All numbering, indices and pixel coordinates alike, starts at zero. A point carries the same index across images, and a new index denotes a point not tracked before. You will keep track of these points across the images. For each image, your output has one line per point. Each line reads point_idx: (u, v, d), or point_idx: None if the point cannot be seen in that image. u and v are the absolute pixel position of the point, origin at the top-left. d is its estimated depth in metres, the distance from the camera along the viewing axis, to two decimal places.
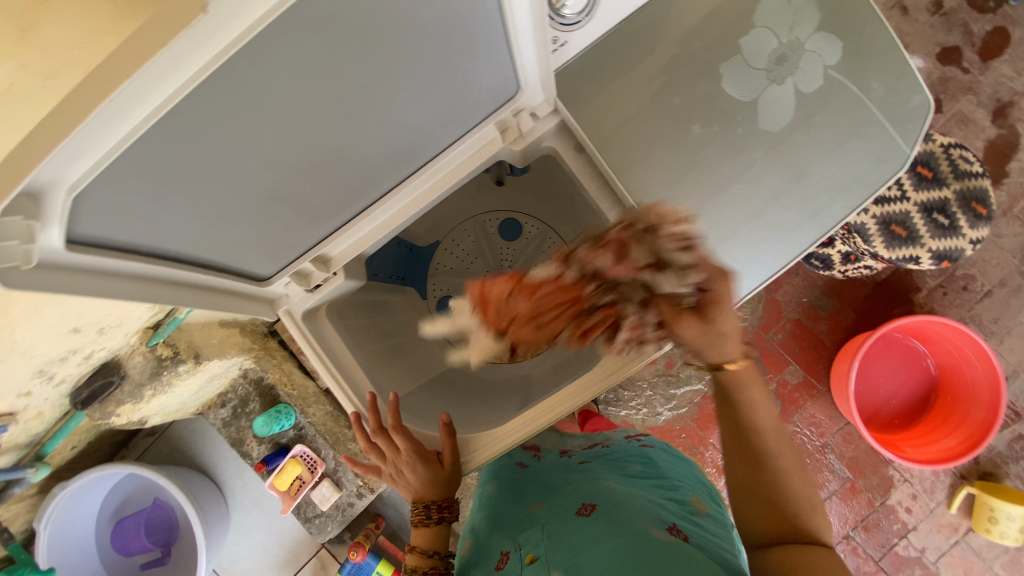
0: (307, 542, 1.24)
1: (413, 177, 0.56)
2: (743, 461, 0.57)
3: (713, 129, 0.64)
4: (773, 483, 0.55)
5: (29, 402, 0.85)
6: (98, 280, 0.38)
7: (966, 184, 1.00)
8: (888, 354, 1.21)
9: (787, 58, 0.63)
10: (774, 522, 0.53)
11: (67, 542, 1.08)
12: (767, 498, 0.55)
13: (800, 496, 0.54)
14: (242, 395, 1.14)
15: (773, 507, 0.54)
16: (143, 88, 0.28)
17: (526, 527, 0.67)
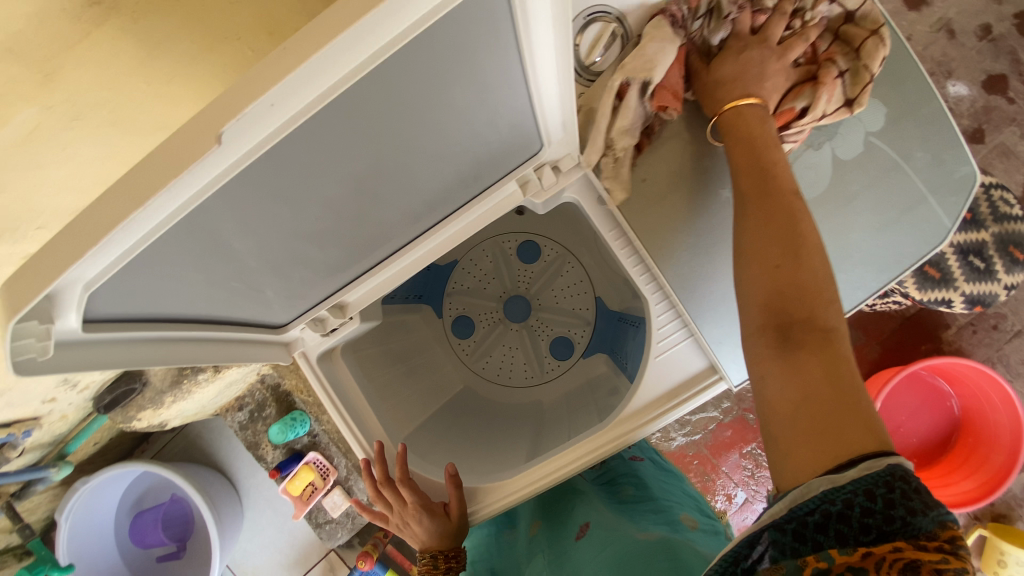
0: (317, 544, 1.27)
1: (431, 231, 0.55)
2: (768, 233, 0.50)
3: None
4: (791, 259, 0.47)
5: (53, 407, 0.87)
6: (118, 350, 0.39)
7: (1006, 228, 0.95)
8: (912, 391, 1.17)
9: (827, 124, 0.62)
10: (770, 303, 0.46)
11: (89, 534, 1.12)
12: (778, 268, 0.48)
13: (821, 280, 0.46)
14: (259, 399, 1.17)
15: (777, 286, 0.47)
16: (160, 204, 0.29)
17: (529, 552, 0.72)
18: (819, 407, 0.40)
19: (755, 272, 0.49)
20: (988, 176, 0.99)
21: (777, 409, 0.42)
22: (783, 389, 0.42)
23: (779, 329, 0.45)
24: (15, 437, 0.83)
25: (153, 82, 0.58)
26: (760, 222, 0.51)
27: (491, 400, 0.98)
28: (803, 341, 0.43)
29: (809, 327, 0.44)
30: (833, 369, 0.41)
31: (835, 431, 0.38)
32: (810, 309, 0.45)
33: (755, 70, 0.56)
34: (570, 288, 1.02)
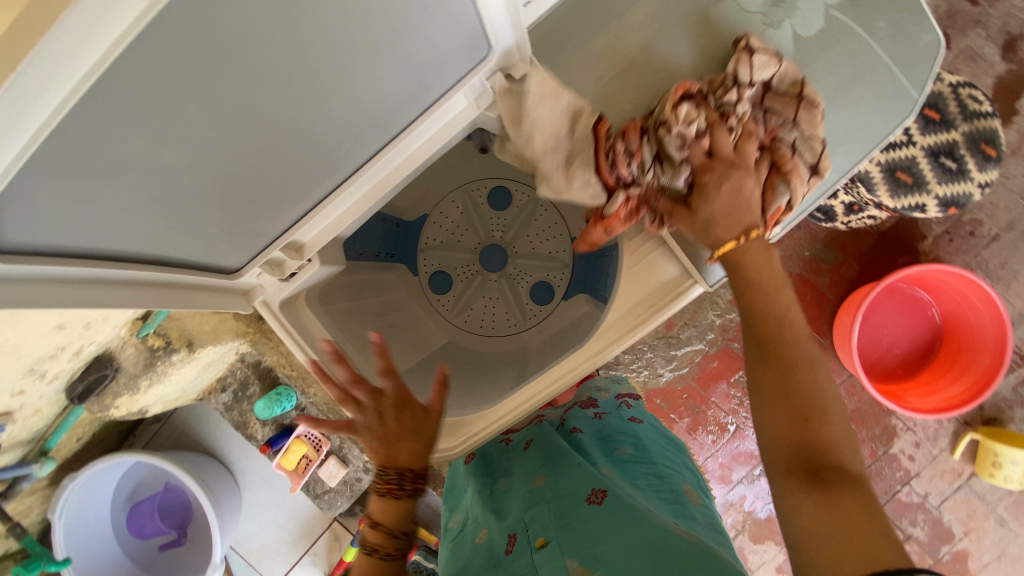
0: (320, 517, 1.27)
1: (386, 150, 0.56)
2: (772, 375, 0.51)
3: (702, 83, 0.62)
4: (814, 413, 0.49)
5: (24, 401, 0.84)
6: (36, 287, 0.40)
7: (976, 125, 0.94)
8: (892, 304, 1.19)
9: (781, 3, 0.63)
10: (796, 452, 0.48)
11: (85, 529, 1.11)
12: (803, 421, 0.49)
13: (834, 417, 0.49)
14: (241, 378, 1.14)
15: (805, 438, 0.48)
16: (45, 75, 0.29)
17: (530, 507, 0.66)
18: (844, 536, 0.42)
19: (774, 404, 0.50)
20: (956, 75, 0.98)
21: (812, 533, 0.43)
22: (813, 521, 0.44)
23: (808, 471, 0.47)
24: None
25: None
26: (765, 360, 0.52)
27: (476, 352, 0.97)
28: (833, 479, 0.45)
29: (839, 473, 0.45)
30: (868, 512, 0.43)
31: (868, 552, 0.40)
32: (839, 462, 0.47)
33: (735, 200, 0.58)
34: (545, 232, 1.00)
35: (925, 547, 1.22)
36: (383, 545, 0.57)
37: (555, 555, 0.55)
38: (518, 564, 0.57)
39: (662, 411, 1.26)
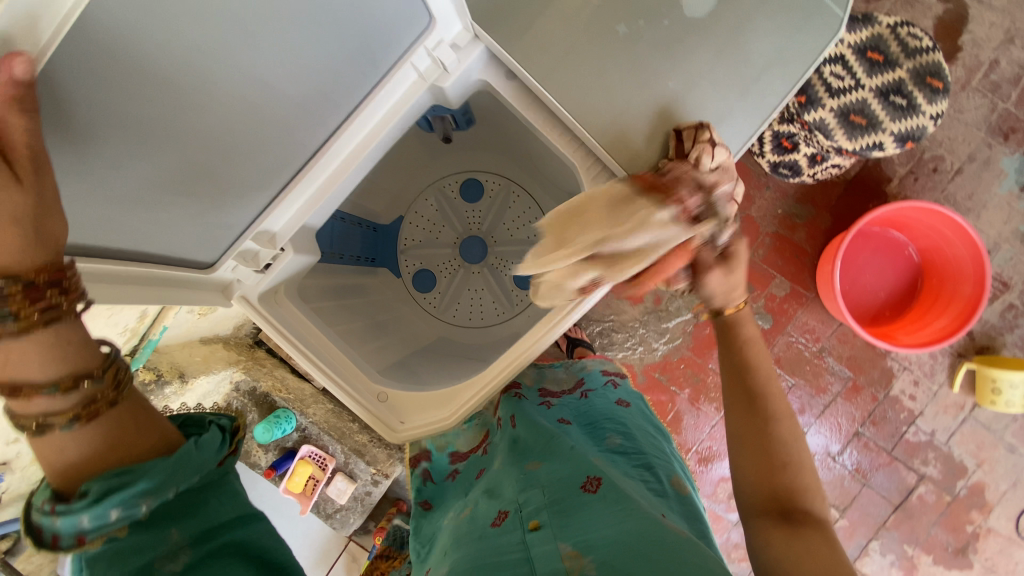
0: (335, 539, 1.24)
1: (349, 120, 0.65)
2: (754, 441, 0.58)
3: (638, 26, 0.61)
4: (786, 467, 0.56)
5: (17, 449, 0.83)
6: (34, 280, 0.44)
7: (919, 61, 0.98)
8: (869, 248, 1.21)
9: None
10: (773, 496, 0.55)
11: None
12: (776, 473, 0.56)
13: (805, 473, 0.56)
14: (238, 408, 1.13)
15: (781, 486, 0.55)
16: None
17: (524, 487, 0.62)
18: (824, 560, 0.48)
19: (753, 463, 0.58)
20: (894, 16, 1.02)
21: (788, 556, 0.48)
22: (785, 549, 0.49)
23: (782, 513, 0.53)
24: None
25: None
26: (744, 428, 0.60)
27: (466, 344, 0.98)
28: (801, 518, 0.52)
29: (808, 517, 0.52)
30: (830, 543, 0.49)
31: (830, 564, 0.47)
32: (806, 505, 0.54)
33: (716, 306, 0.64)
34: (520, 218, 1.01)
35: (940, 485, 1.23)
36: (58, 412, 0.41)
37: (548, 539, 0.53)
38: (506, 540, 0.55)
39: (663, 384, 1.26)
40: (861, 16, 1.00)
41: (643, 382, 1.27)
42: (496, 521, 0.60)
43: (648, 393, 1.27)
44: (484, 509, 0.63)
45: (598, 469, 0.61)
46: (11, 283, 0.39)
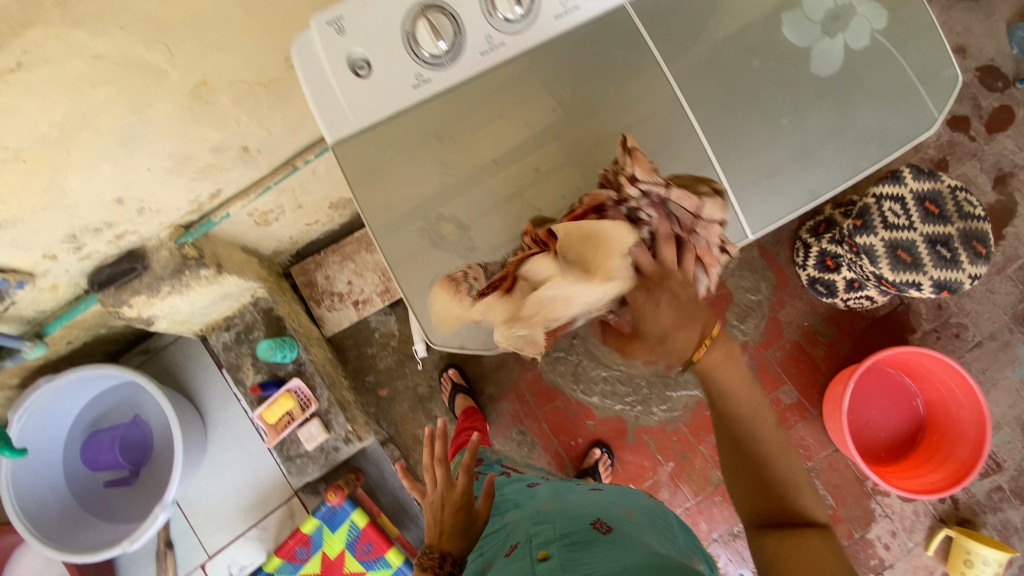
0: (280, 489, 1.21)
1: None
2: (730, 449, 0.66)
3: (770, 66, 0.56)
4: (783, 487, 0.63)
5: (50, 268, 0.85)
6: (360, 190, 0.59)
7: (969, 225, 1.08)
8: (878, 387, 1.25)
9: (841, 16, 0.56)
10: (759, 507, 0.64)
11: (37, 439, 1.05)
12: (780, 497, 0.62)
13: (811, 508, 0.63)
14: (249, 321, 1.15)
15: (779, 499, 0.62)
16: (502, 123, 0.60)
17: (537, 524, 0.71)
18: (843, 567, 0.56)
19: (744, 472, 0.65)
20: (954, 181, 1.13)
21: (799, 565, 0.57)
22: (790, 559, 0.58)
23: (771, 524, 0.62)
24: (7, 284, 0.81)
25: None
26: (734, 457, 0.65)
27: None
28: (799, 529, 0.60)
29: (802, 529, 0.61)
30: (829, 552, 0.58)
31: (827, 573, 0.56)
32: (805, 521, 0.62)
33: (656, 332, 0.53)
34: None
35: None
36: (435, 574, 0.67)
37: (555, 566, 0.60)
38: (517, 564, 0.64)
39: (649, 449, 1.25)
40: (927, 170, 1.10)
41: (631, 441, 1.26)
42: (508, 551, 0.69)
43: (633, 453, 1.26)
44: (510, 540, 0.72)
45: (611, 522, 0.69)
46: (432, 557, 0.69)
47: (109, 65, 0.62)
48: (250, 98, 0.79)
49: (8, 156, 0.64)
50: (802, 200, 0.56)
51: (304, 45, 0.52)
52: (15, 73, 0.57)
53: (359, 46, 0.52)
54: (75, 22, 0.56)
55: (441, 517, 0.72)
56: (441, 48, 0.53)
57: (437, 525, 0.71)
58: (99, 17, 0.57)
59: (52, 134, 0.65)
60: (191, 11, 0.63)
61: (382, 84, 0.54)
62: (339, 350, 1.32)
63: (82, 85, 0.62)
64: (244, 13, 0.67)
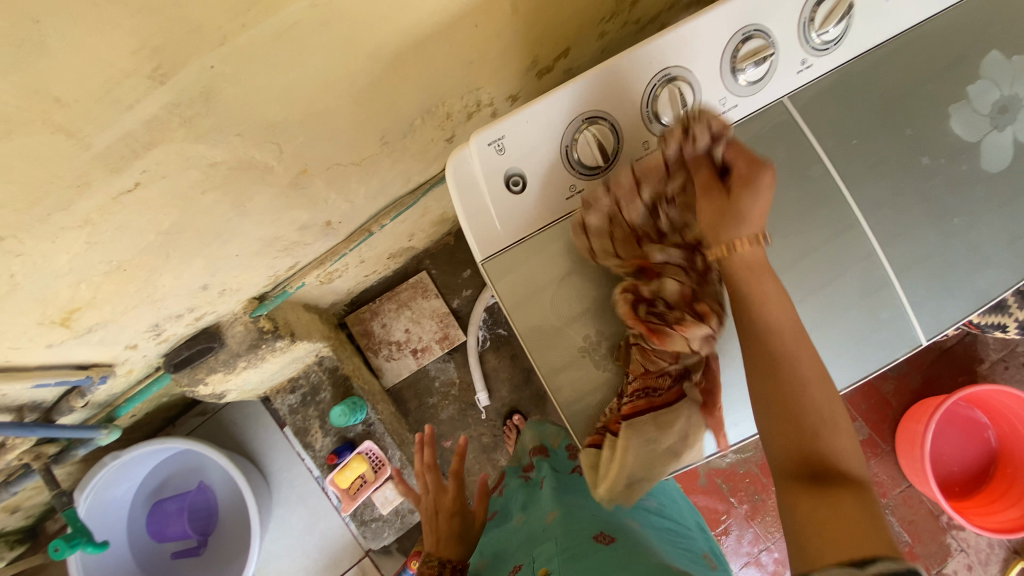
0: (351, 550, 1.18)
1: None
2: (760, 378, 0.55)
3: (939, 162, 0.58)
4: (822, 429, 0.51)
5: (130, 356, 0.80)
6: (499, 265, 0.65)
7: None
8: (950, 422, 1.26)
9: (1010, 109, 0.58)
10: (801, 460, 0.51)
11: (106, 516, 1.02)
12: (815, 435, 0.51)
13: (850, 456, 0.50)
14: (314, 382, 1.12)
15: (807, 446, 0.51)
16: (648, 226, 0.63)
17: (538, 541, 0.73)
18: (865, 533, 0.44)
19: (779, 407, 0.54)
20: None
21: (809, 529, 0.46)
22: (814, 515, 0.46)
23: (810, 474, 0.50)
24: (91, 381, 0.77)
25: (392, 5, 0.53)
26: (768, 388, 0.54)
27: None
28: (831, 485, 0.48)
29: (840, 483, 0.48)
30: (863, 512, 0.46)
31: (849, 540, 0.43)
32: (843, 471, 0.49)
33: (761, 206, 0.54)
34: None
35: None
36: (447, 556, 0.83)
37: None
38: None
39: (722, 492, 1.25)
40: None
41: (703, 484, 1.25)
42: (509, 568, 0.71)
43: (705, 496, 1.25)
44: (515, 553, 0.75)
45: (612, 527, 0.71)
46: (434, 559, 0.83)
47: (223, 169, 0.57)
48: (341, 177, 0.76)
49: (112, 268, 0.60)
50: (972, 304, 0.60)
51: (462, 157, 0.60)
52: (131, 193, 0.52)
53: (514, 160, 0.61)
54: (199, 135, 0.51)
55: (438, 527, 0.88)
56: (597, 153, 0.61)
57: (435, 533, 0.86)
58: (222, 127, 0.52)
59: (156, 242, 0.61)
60: (306, 109, 0.59)
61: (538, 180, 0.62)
62: (399, 402, 1.29)
63: (193, 192, 0.58)
64: (353, 102, 0.63)
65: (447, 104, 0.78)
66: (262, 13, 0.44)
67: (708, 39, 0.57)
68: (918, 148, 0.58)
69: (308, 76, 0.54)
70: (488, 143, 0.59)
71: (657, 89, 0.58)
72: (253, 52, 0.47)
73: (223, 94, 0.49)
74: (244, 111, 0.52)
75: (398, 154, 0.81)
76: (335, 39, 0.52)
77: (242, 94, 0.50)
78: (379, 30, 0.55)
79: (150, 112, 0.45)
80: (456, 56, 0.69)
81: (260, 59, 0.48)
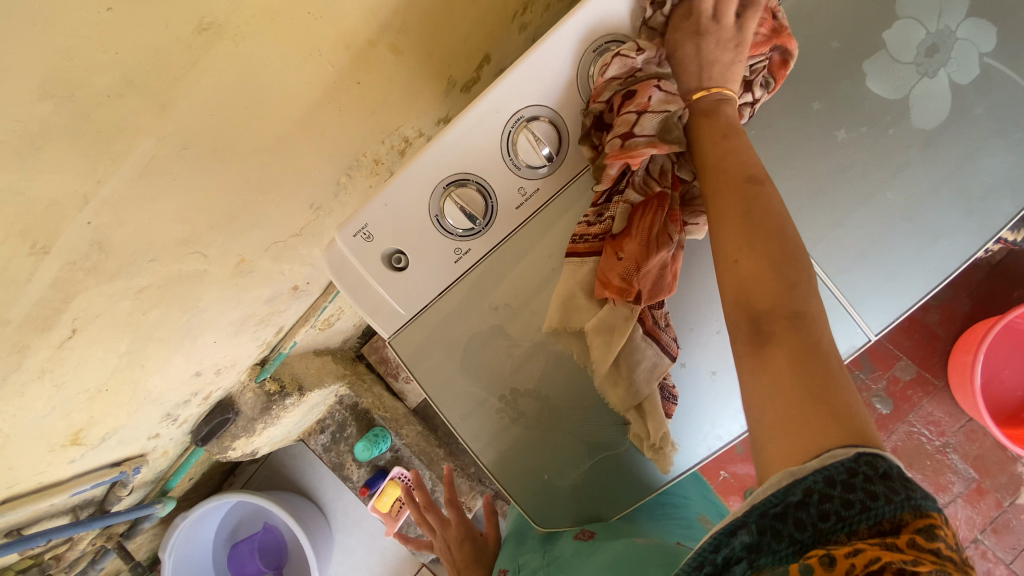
0: (409, 562, 1.30)
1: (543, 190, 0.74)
2: (735, 218, 0.45)
3: (860, 133, 0.53)
4: (740, 247, 0.44)
5: (157, 443, 0.90)
6: (419, 341, 0.65)
7: None
8: (1014, 344, 1.12)
9: (938, 49, 0.52)
10: (744, 297, 0.43)
11: (192, 567, 1.16)
12: (735, 261, 0.44)
13: (787, 262, 0.42)
14: (340, 420, 1.19)
15: (745, 280, 0.43)
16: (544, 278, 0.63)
17: (518, 545, 0.76)
18: (807, 395, 0.38)
19: (725, 215, 0.45)
20: None
21: (761, 407, 0.41)
22: (759, 385, 0.41)
23: (752, 321, 0.42)
24: (127, 473, 0.86)
25: (249, 106, 0.53)
26: (736, 224, 0.44)
27: None
28: (773, 333, 0.40)
29: (777, 317, 0.41)
30: (801, 359, 0.39)
31: (806, 439, 0.37)
32: (776, 298, 0.41)
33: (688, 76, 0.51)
34: None
35: None
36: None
37: None
38: None
39: None
40: None
41: (741, 452, 1.33)
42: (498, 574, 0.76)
43: (745, 463, 1.33)
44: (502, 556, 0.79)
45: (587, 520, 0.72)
46: None
47: (153, 290, 0.61)
48: (285, 251, 0.79)
49: (94, 391, 0.66)
50: (930, 281, 0.56)
51: (335, 254, 0.58)
52: (73, 338, 0.57)
53: (387, 242, 0.58)
54: (112, 274, 0.55)
55: (454, 555, 0.92)
56: (471, 217, 0.58)
57: (454, 564, 0.91)
58: (130, 262, 0.56)
59: (122, 362, 0.67)
60: (211, 216, 0.61)
61: (423, 257, 0.60)
62: (427, 419, 1.37)
63: (135, 315, 0.62)
64: (258, 193, 0.64)
65: (369, 153, 0.78)
66: (111, 164, 0.46)
67: (558, 65, 0.54)
68: (834, 120, 0.54)
69: (194, 195, 0.56)
70: (353, 235, 0.57)
71: (515, 134, 0.56)
72: (121, 198, 0.49)
73: (113, 239, 0.52)
74: (145, 242, 0.55)
75: (339, 212, 0.83)
76: (204, 155, 0.53)
77: (132, 232, 0.53)
78: (247, 132, 0.55)
79: (51, 276, 0.49)
80: (351, 114, 0.67)
81: (131, 201, 0.50)
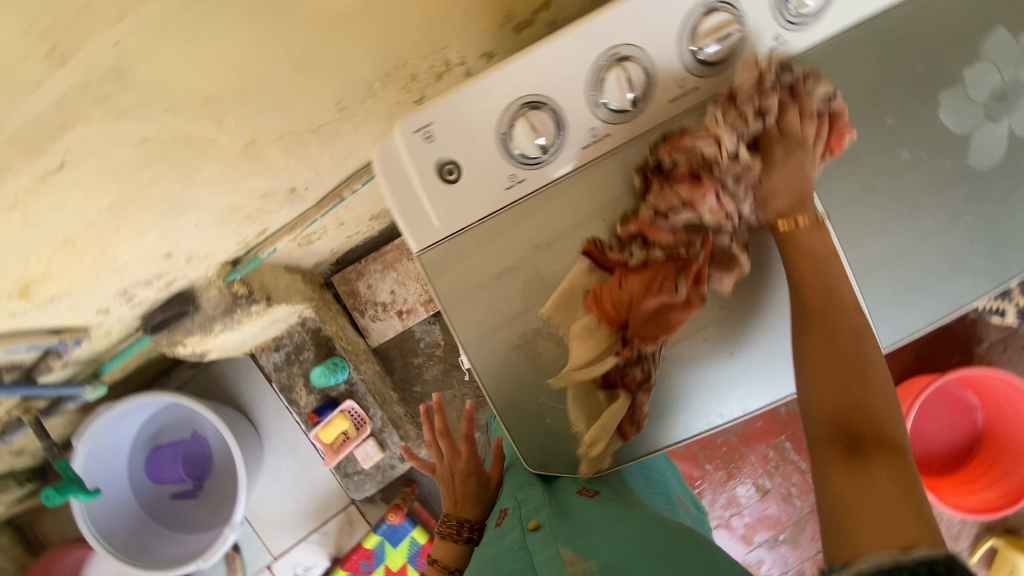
0: (338, 497, 1.27)
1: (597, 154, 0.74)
2: (834, 356, 0.59)
3: None
4: (859, 381, 0.57)
5: (104, 320, 0.82)
6: (449, 259, 0.63)
7: None
8: (940, 402, 1.26)
9: (1007, 96, 0.60)
10: (841, 418, 0.56)
11: (106, 461, 1.08)
12: (845, 390, 0.57)
13: (885, 405, 0.56)
14: (298, 342, 1.14)
15: (847, 404, 0.56)
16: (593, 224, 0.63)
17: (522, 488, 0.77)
18: (898, 504, 0.48)
19: (827, 365, 0.59)
20: None
21: (846, 507, 0.50)
22: (851, 488, 0.51)
23: (846, 437, 0.54)
24: (65, 344, 0.79)
25: None
26: (835, 358, 0.59)
27: None
28: (873, 453, 0.52)
29: (874, 441, 0.53)
30: (898, 480, 0.50)
31: (889, 530, 0.47)
32: (874, 428, 0.54)
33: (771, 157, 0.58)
34: None
35: None
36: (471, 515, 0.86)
37: (545, 540, 0.64)
38: (509, 536, 0.69)
39: (698, 458, 1.40)
40: None
41: (679, 451, 1.39)
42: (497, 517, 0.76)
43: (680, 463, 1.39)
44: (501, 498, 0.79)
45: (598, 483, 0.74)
46: (449, 523, 0.86)
47: (158, 145, 0.55)
48: (297, 145, 0.73)
49: (60, 242, 0.60)
50: None
51: (388, 148, 0.57)
52: (58, 172, 0.50)
53: (444, 149, 0.58)
54: (121, 112, 0.49)
55: (454, 486, 0.88)
56: (539, 143, 0.58)
57: (453, 495, 0.88)
58: (145, 104, 0.50)
59: (100, 217, 0.60)
60: (242, 80, 0.55)
61: (477, 174, 0.59)
62: (387, 360, 1.34)
63: (129, 168, 0.56)
64: (294, 70, 0.59)
65: (410, 65, 0.73)
66: None
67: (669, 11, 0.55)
68: None
69: (235, 49, 0.50)
70: (414, 131, 0.56)
71: (606, 69, 0.56)
72: (160, 24, 0.43)
73: (136, 70, 0.46)
74: (167, 86, 0.49)
75: (361, 119, 0.77)
76: (260, 6, 0.48)
77: (158, 69, 0.47)
78: None
79: (58, 91, 0.43)
80: (411, 14, 0.63)
81: (168, 32, 0.44)
